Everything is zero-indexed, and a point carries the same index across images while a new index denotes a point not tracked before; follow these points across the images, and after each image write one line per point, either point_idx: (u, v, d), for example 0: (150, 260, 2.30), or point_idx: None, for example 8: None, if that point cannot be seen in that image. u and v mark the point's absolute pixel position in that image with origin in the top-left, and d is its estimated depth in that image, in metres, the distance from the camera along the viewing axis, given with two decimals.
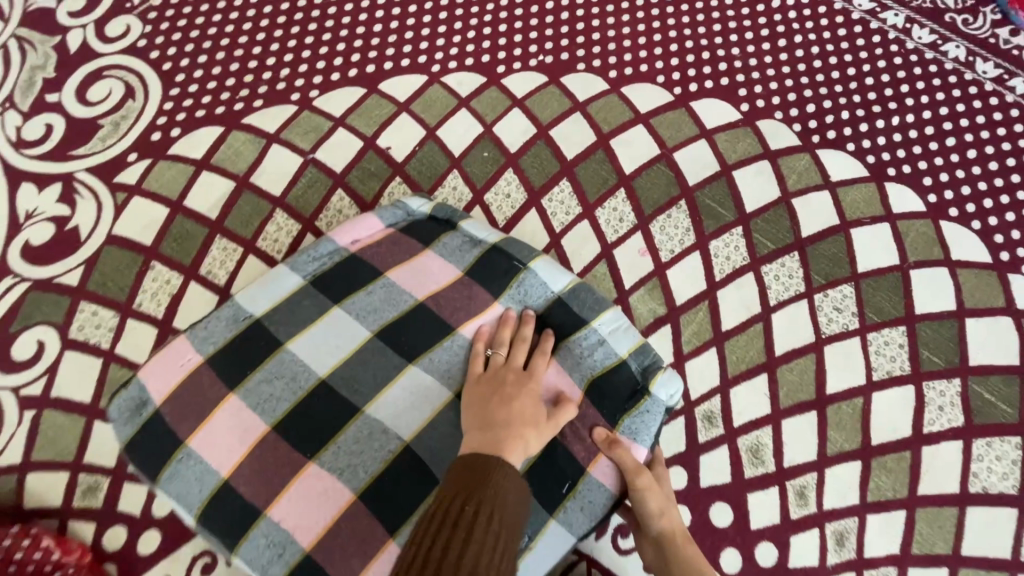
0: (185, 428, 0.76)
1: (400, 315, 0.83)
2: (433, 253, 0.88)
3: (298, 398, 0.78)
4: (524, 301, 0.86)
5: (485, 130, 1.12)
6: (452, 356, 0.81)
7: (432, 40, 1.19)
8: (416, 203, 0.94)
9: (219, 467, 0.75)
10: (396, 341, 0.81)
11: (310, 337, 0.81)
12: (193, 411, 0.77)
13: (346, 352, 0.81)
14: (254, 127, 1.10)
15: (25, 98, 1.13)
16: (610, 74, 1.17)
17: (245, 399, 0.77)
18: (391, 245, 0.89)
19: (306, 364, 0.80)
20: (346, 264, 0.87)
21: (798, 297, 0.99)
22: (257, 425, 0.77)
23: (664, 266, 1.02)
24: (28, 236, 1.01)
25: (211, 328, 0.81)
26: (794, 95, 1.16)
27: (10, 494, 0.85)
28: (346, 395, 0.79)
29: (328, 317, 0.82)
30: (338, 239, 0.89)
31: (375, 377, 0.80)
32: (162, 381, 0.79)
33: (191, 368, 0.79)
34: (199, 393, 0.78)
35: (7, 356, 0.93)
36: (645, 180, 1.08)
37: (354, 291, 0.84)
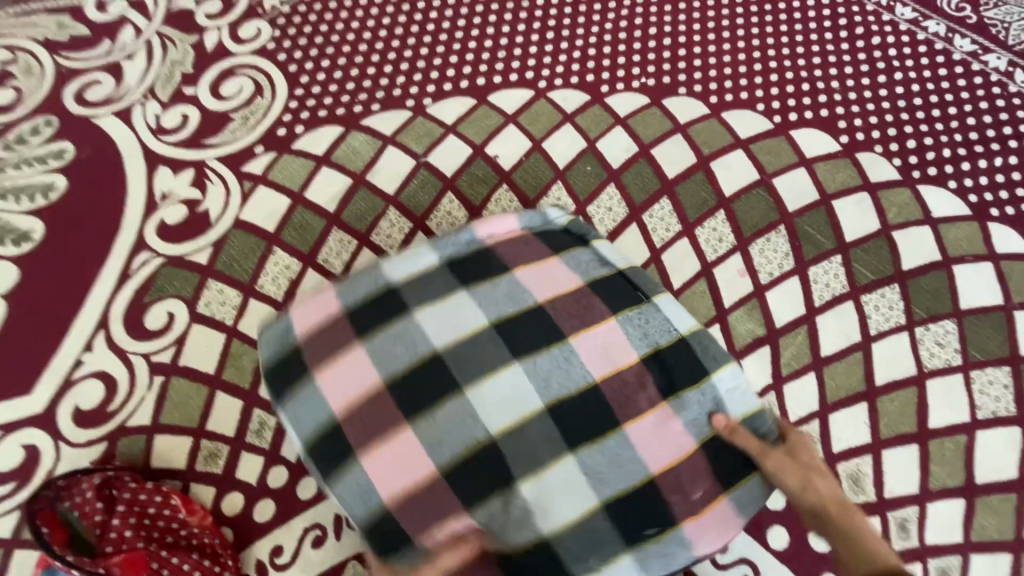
0: (315, 365, 0.78)
1: (521, 312, 0.81)
2: (563, 264, 0.87)
3: (412, 366, 0.77)
4: (648, 332, 0.82)
5: (588, 145, 1.16)
6: (571, 365, 0.79)
7: (540, 57, 1.24)
8: (556, 216, 0.95)
9: (336, 412, 0.76)
10: (512, 335, 0.79)
11: (432, 312, 0.80)
12: (324, 354, 0.79)
13: (460, 335, 0.79)
14: (372, 129, 1.17)
15: (165, 90, 1.21)
16: (711, 99, 1.20)
17: (369, 350, 0.78)
18: (525, 245, 0.88)
19: (416, 339, 0.78)
20: (487, 254, 0.86)
21: (898, 329, 1.00)
22: (371, 386, 0.76)
23: (763, 287, 1.03)
24: (163, 215, 1.09)
25: (354, 280, 0.84)
26: (894, 130, 1.17)
27: (140, 451, 0.92)
28: (455, 387, 0.76)
29: (451, 296, 0.81)
30: (482, 229, 0.89)
31: (487, 374, 0.77)
32: (305, 321, 0.81)
33: (332, 313, 0.81)
34: (332, 338, 0.79)
35: (140, 324, 1.00)
36: (746, 203, 1.10)
37: (484, 279, 0.83)
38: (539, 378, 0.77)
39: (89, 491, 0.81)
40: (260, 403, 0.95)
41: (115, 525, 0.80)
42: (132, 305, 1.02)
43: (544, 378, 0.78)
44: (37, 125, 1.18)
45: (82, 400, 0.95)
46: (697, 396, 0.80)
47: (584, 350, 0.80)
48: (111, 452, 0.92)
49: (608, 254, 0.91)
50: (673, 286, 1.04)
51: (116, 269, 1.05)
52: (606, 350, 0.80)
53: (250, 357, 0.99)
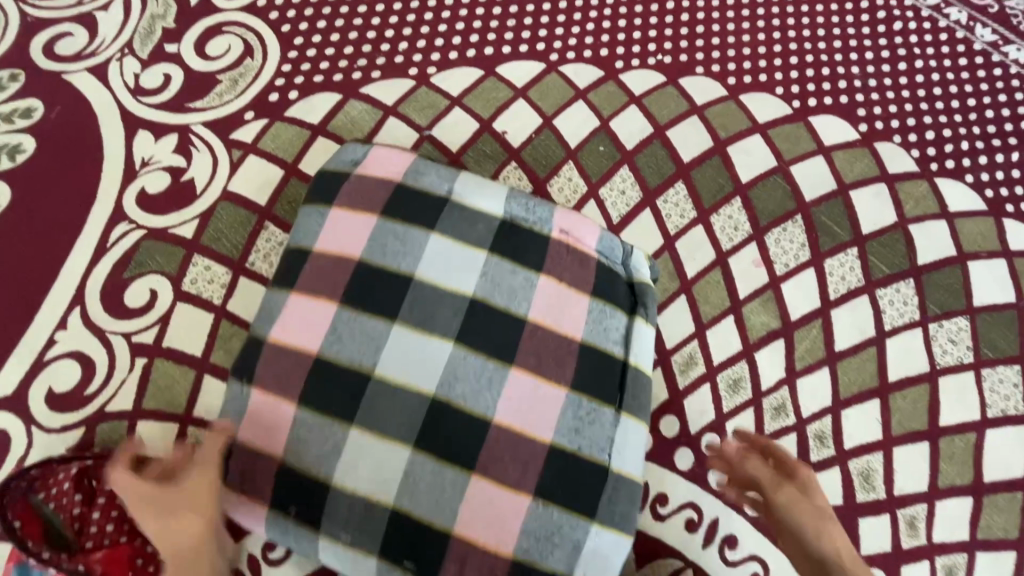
0: (353, 195, 0.82)
1: (505, 310, 0.77)
2: (585, 310, 0.78)
3: (384, 269, 0.77)
4: (579, 436, 0.73)
5: (601, 124, 1.10)
6: (491, 387, 0.73)
7: (551, 28, 1.17)
8: (639, 266, 0.85)
9: (317, 245, 0.80)
10: (469, 334, 0.75)
11: (438, 250, 0.79)
12: (376, 188, 0.83)
13: (419, 333, 0.75)
14: (372, 98, 1.09)
15: (145, 46, 1.11)
16: (729, 80, 1.15)
17: (375, 232, 0.79)
18: (576, 262, 0.80)
19: (394, 259, 0.78)
20: (539, 241, 0.81)
21: (912, 325, 0.98)
22: (344, 263, 0.78)
23: (778, 279, 1.00)
24: (144, 184, 1.01)
25: (426, 175, 0.84)
26: (913, 120, 1.14)
27: (121, 438, 0.86)
28: (364, 400, 0.72)
29: (461, 249, 0.79)
30: (559, 219, 0.83)
31: (402, 402, 0.72)
32: (382, 162, 0.85)
33: (391, 179, 0.83)
34: (377, 195, 0.82)
35: (119, 301, 0.93)
36: (763, 191, 1.06)
37: (515, 261, 0.79)
38: (473, 382, 0.73)
39: (66, 482, 0.75)
40: None
41: (96, 518, 0.75)
42: (110, 281, 0.94)
43: (479, 380, 0.73)
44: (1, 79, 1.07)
45: (56, 382, 0.88)
46: (562, 519, 0.71)
47: (513, 387, 0.74)
48: (89, 438, 0.86)
49: (637, 341, 0.79)
50: (687, 275, 1.00)
51: (91, 241, 0.97)
52: (540, 405, 0.73)
53: (241, 338, 0.92)
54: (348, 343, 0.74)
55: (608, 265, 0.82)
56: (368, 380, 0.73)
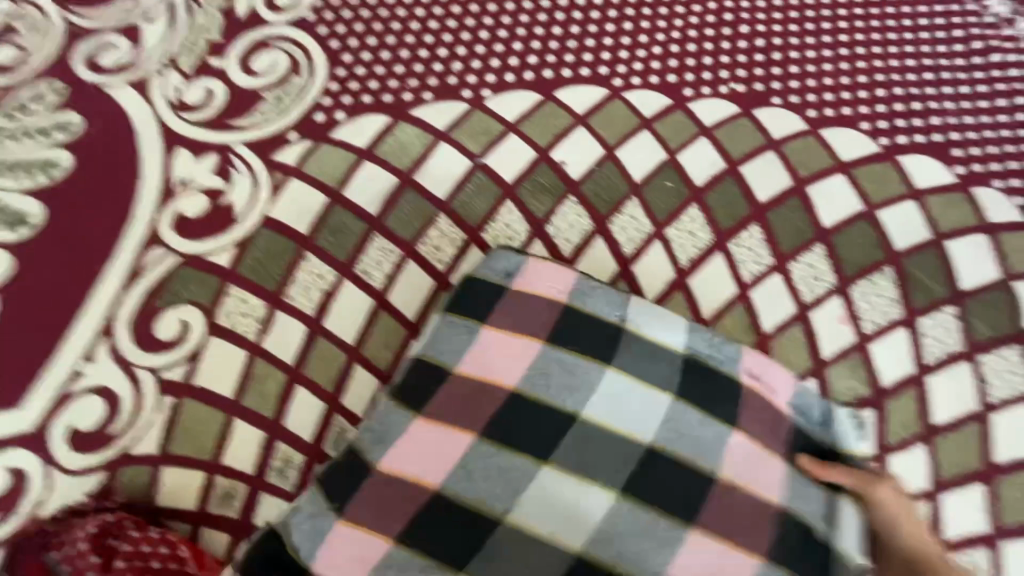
0: (514, 311, 0.78)
1: (691, 464, 0.71)
2: (776, 468, 0.73)
3: (543, 404, 0.73)
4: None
5: (668, 157, 1.01)
6: (653, 541, 0.67)
7: (615, 51, 1.09)
8: (840, 429, 0.78)
9: (466, 356, 0.75)
10: (637, 487, 0.70)
11: (615, 391, 0.74)
12: (542, 307, 0.78)
13: (575, 479, 0.70)
14: (423, 122, 1.02)
15: (189, 60, 1.06)
16: (809, 113, 1.05)
17: (537, 359, 0.75)
18: (758, 415, 0.75)
19: (541, 389, 0.74)
20: (731, 386, 0.76)
21: (1022, 398, 0.86)
22: (499, 390, 0.74)
23: (867, 338, 0.90)
24: (181, 206, 0.95)
25: (597, 291, 0.80)
26: (1015, 162, 1.03)
27: (145, 485, 0.80)
28: (494, 540, 0.68)
29: (642, 391, 0.74)
30: (749, 359, 0.79)
31: (539, 552, 0.68)
32: (548, 278, 0.80)
33: (555, 298, 0.79)
34: (552, 320, 0.78)
35: (150, 334, 0.87)
36: (847, 238, 0.96)
37: (694, 404, 0.74)
38: (612, 530, 0.68)
39: (82, 542, 0.69)
40: (285, 437, 0.83)
41: None
42: (140, 311, 0.89)
43: (644, 534, 0.68)
44: (41, 90, 1.03)
45: (79, 419, 0.83)
46: None
47: (684, 546, 0.67)
48: (111, 484, 0.80)
49: (833, 509, 0.72)
50: (763, 329, 0.91)
51: (123, 267, 0.91)
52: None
53: (275, 381, 0.85)
54: (482, 483, 0.70)
55: (793, 420, 0.77)
56: (498, 525, 0.69)
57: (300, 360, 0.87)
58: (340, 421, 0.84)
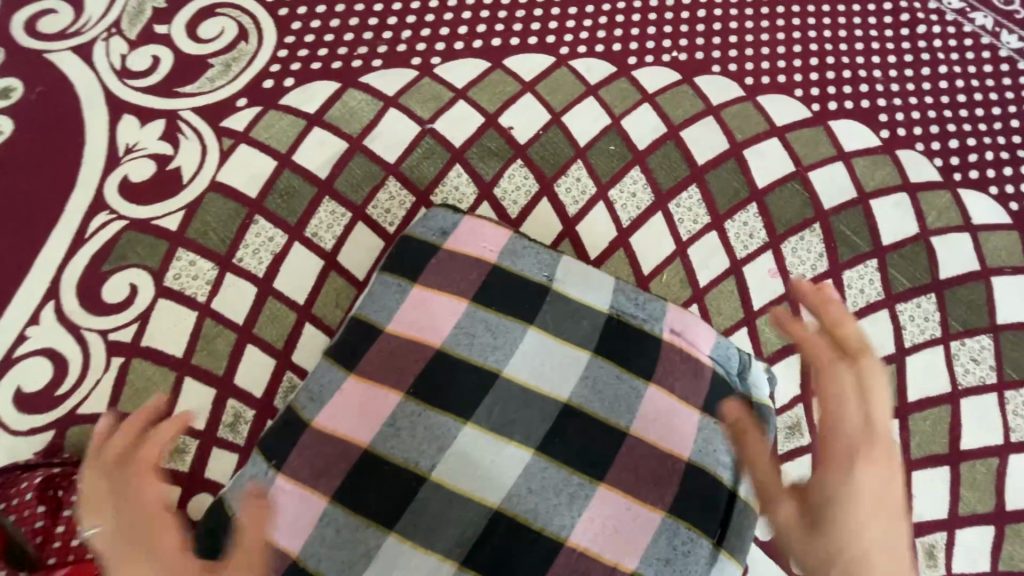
0: (443, 272, 0.77)
1: (605, 421, 0.71)
2: (696, 427, 0.72)
3: (470, 363, 0.72)
4: (669, 566, 0.66)
5: (612, 122, 1.04)
6: (574, 503, 0.67)
7: (562, 21, 1.11)
8: (757, 380, 0.77)
9: (395, 315, 0.74)
10: (553, 444, 0.69)
11: (537, 349, 0.73)
12: (468, 267, 0.77)
13: (494, 437, 0.69)
14: (373, 88, 1.03)
15: (133, 26, 1.05)
16: (747, 80, 1.10)
17: (462, 319, 0.74)
18: (688, 371, 0.74)
19: (462, 348, 0.73)
20: (650, 343, 0.75)
21: (933, 342, 0.94)
22: (421, 350, 0.72)
23: (794, 290, 0.96)
24: (127, 171, 0.95)
25: (528, 249, 0.79)
26: (937, 127, 1.09)
27: (93, 443, 0.81)
28: (412, 503, 0.66)
29: (563, 349, 0.74)
30: (671, 317, 0.77)
31: (456, 513, 0.66)
32: (480, 238, 0.79)
33: (485, 257, 0.78)
34: (479, 280, 0.76)
35: (97, 296, 0.88)
36: (780, 196, 1.01)
37: (616, 362, 0.73)
38: (532, 490, 0.67)
39: (28, 492, 0.70)
40: (235, 392, 0.85)
41: (61, 533, 0.69)
42: (87, 274, 0.89)
43: (560, 494, 0.67)
44: None
45: (25, 381, 0.83)
46: None
47: (599, 505, 0.67)
48: (58, 443, 0.81)
49: (752, 473, 0.72)
50: (698, 283, 0.96)
51: (68, 231, 0.91)
52: (623, 529, 0.67)
53: (225, 339, 0.87)
54: (408, 442, 0.68)
55: (723, 375, 0.75)
56: (423, 484, 0.67)
57: (250, 320, 0.88)
58: (290, 377, 0.86)
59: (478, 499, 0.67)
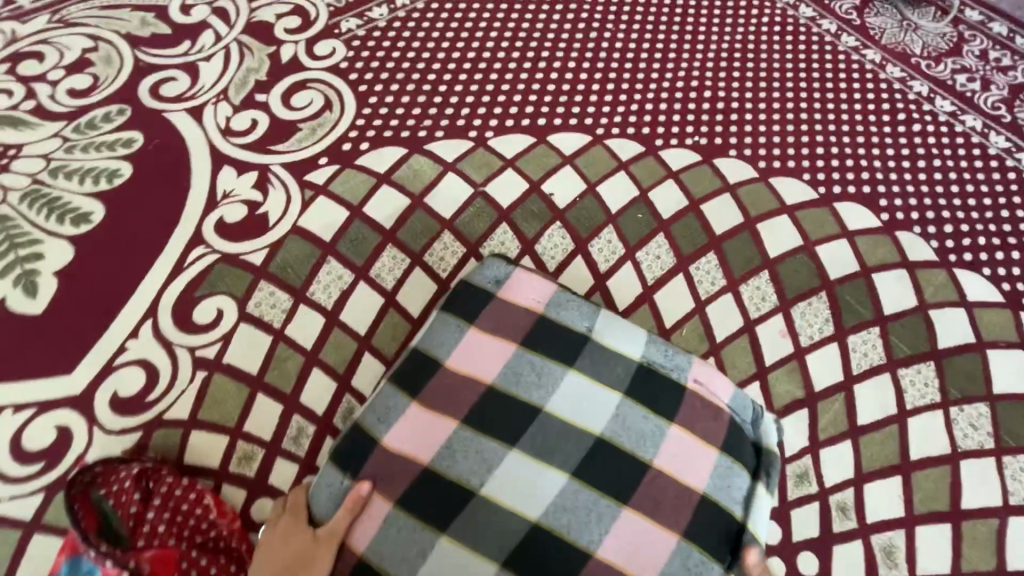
0: (495, 317, 0.89)
1: (631, 453, 0.80)
2: (713, 465, 0.81)
3: (518, 400, 0.83)
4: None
5: (640, 194, 1.19)
6: (599, 522, 0.76)
7: (599, 106, 1.29)
8: (769, 430, 0.88)
9: (451, 356, 0.86)
10: (587, 472, 0.79)
11: (576, 389, 0.84)
12: (518, 315, 0.89)
13: (536, 464, 0.79)
14: (435, 155, 1.20)
15: (239, 95, 1.25)
16: (760, 164, 1.25)
17: (511, 359, 0.86)
18: (708, 413, 0.85)
19: (508, 383, 0.84)
20: (675, 388, 0.85)
21: (933, 406, 1.02)
22: (475, 386, 0.84)
23: (803, 349, 1.06)
24: (224, 213, 1.11)
25: (572, 301, 0.91)
26: (932, 213, 1.22)
27: (173, 446, 0.92)
28: (463, 512, 0.76)
29: (598, 389, 0.84)
30: (695, 368, 0.88)
31: (499, 526, 0.75)
32: (528, 289, 0.92)
33: (534, 308, 0.90)
34: (526, 325, 0.88)
35: (188, 318, 1.01)
36: (791, 267, 1.13)
37: (643, 402, 0.84)
38: (566, 507, 0.76)
39: (127, 480, 0.80)
40: (300, 410, 0.96)
41: (150, 518, 0.79)
42: (182, 297, 1.03)
43: (588, 512, 0.76)
44: (110, 112, 1.21)
45: (121, 387, 0.95)
46: None
47: (625, 526, 0.76)
48: (144, 443, 0.92)
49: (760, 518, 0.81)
50: (715, 339, 1.07)
51: (170, 260, 1.06)
52: (648, 549, 0.75)
53: (295, 362, 0.99)
54: (462, 461, 0.79)
55: (738, 423, 0.86)
56: (472, 497, 0.77)
57: (317, 346, 1.00)
58: (349, 400, 0.98)
59: (519, 515, 0.76)
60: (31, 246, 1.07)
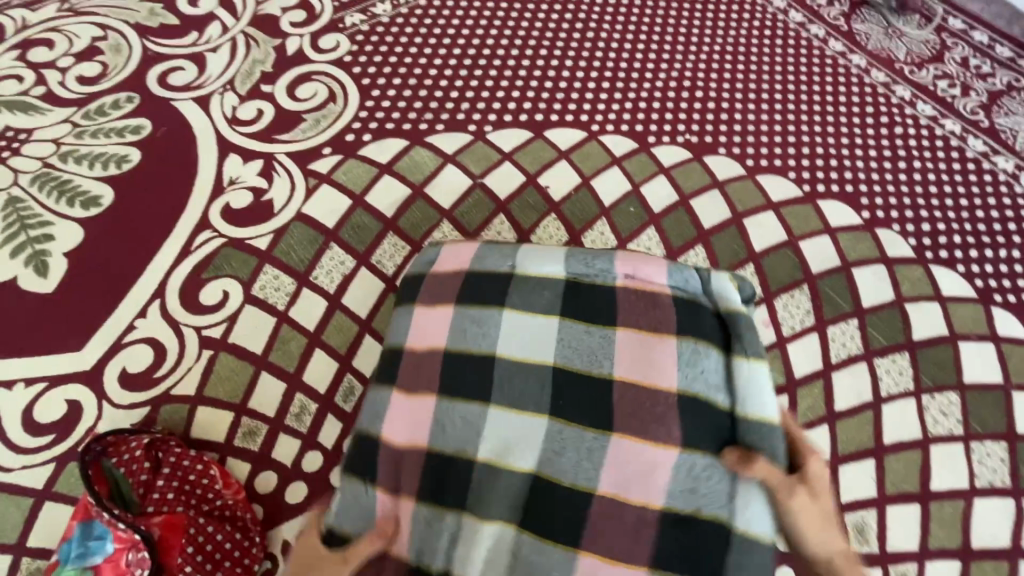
0: (431, 290, 0.92)
1: (589, 373, 0.82)
2: (675, 353, 0.82)
3: (472, 355, 0.85)
4: (695, 494, 0.75)
5: (633, 188, 1.24)
6: (593, 457, 0.78)
7: (595, 104, 1.34)
8: (723, 286, 0.87)
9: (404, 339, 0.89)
10: (561, 408, 0.81)
11: (519, 327, 0.86)
12: (449, 280, 0.92)
13: (512, 414, 0.81)
14: (435, 147, 1.24)
15: (245, 85, 1.29)
16: (748, 162, 1.30)
17: (454, 320, 0.88)
18: (652, 305, 0.86)
19: (459, 343, 0.86)
20: (609, 294, 0.88)
21: (906, 394, 1.07)
22: (434, 355, 0.86)
23: (785, 339, 1.11)
24: (229, 199, 1.15)
25: (489, 248, 0.94)
26: (910, 212, 1.28)
27: (180, 421, 0.95)
28: (469, 486, 0.79)
29: (541, 320, 0.86)
30: (621, 265, 0.89)
31: (503, 489, 0.78)
32: (450, 256, 0.95)
33: (459, 268, 0.93)
34: (457, 286, 0.91)
35: (195, 299, 1.04)
36: (775, 261, 1.18)
37: (584, 320, 0.86)
38: (558, 450, 0.79)
39: (138, 449, 0.83)
40: (302, 388, 0.99)
41: (159, 486, 0.83)
42: (189, 279, 1.06)
43: (578, 451, 0.78)
44: (119, 99, 1.24)
45: (130, 363, 0.98)
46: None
47: (614, 454, 0.77)
48: (152, 417, 0.95)
49: (749, 384, 0.79)
50: None
51: (177, 243, 1.10)
52: (647, 471, 0.76)
53: (297, 342, 1.03)
54: (448, 432, 0.81)
55: (685, 296, 0.86)
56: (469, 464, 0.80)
57: (319, 328, 1.04)
58: (349, 379, 1.01)
59: (517, 470, 0.79)
60: (42, 228, 1.10)
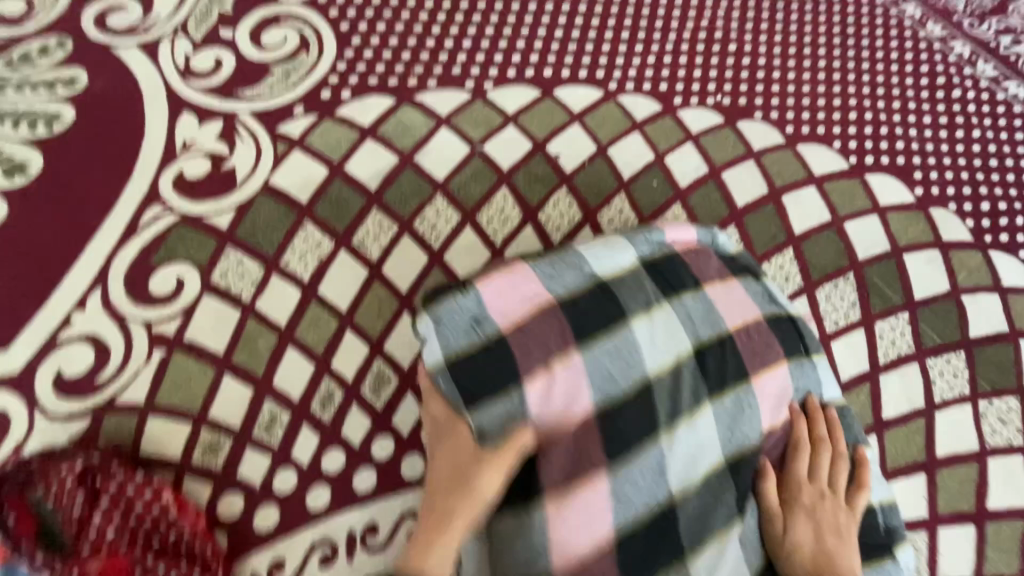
0: (531, 358, 0.68)
1: (721, 340, 0.76)
2: (749, 292, 0.82)
3: (633, 396, 0.70)
4: (809, 379, 0.80)
5: (656, 158, 1.07)
6: (753, 415, 0.74)
7: (612, 58, 1.15)
8: (727, 237, 0.90)
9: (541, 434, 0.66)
10: (718, 388, 0.73)
11: (648, 338, 0.72)
12: (544, 336, 0.69)
13: (687, 425, 0.71)
14: (427, 107, 1.06)
15: (199, 29, 1.08)
16: (787, 129, 1.13)
17: (592, 370, 0.69)
18: (705, 257, 0.83)
19: (606, 390, 0.69)
20: (677, 261, 0.80)
21: (962, 399, 0.95)
22: (588, 423, 0.68)
23: (828, 336, 0.98)
24: (183, 167, 0.97)
25: (553, 270, 0.75)
26: (968, 189, 1.12)
27: (128, 434, 0.81)
28: (664, 520, 0.69)
29: (660, 318, 0.74)
30: (669, 233, 0.83)
31: (688, 512, 0.70)
32: (501, 299, 0.71)
33: (541, 307, 0.71)
34: (555, 333, 0.70)
35: (144, 288, 0.88)
36: (817, 245, 1.03)
37: (681, 295, 0.77)
38: (729, 428, 0.73)
39: (69, 478, 0.70)
40: (272, 394, 0.85)
41: (97, 522, 0.69)
42: (136, 265, 0.90)
43: (739, 423, 0.74)
44: (48, 45, 1.04)
45: (66, 365, 0.84)
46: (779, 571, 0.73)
47: (768, 404, 0.76)
48: (94, 430, 0.81)
49: (780, 294, 0.86)
50: None
51: (122, 220, 0.93)
52: (784, 401, 0.77)
53: (267, 340, 0.88)
54: (637, 484, 0.68)
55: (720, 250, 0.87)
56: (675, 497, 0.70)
57: (293, 323, 0.89)
58: (328, 384, 0.87)
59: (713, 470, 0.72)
60: None
